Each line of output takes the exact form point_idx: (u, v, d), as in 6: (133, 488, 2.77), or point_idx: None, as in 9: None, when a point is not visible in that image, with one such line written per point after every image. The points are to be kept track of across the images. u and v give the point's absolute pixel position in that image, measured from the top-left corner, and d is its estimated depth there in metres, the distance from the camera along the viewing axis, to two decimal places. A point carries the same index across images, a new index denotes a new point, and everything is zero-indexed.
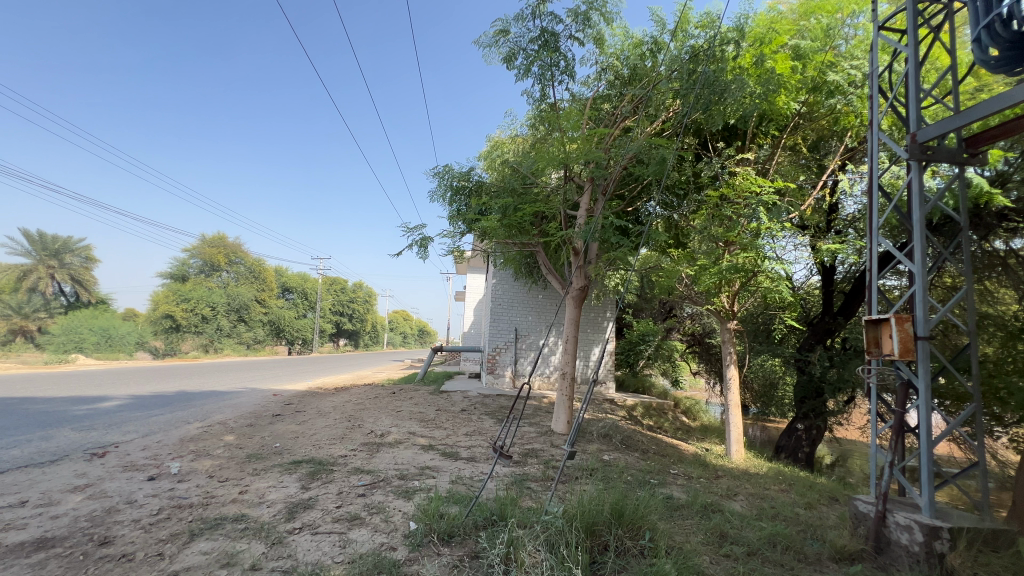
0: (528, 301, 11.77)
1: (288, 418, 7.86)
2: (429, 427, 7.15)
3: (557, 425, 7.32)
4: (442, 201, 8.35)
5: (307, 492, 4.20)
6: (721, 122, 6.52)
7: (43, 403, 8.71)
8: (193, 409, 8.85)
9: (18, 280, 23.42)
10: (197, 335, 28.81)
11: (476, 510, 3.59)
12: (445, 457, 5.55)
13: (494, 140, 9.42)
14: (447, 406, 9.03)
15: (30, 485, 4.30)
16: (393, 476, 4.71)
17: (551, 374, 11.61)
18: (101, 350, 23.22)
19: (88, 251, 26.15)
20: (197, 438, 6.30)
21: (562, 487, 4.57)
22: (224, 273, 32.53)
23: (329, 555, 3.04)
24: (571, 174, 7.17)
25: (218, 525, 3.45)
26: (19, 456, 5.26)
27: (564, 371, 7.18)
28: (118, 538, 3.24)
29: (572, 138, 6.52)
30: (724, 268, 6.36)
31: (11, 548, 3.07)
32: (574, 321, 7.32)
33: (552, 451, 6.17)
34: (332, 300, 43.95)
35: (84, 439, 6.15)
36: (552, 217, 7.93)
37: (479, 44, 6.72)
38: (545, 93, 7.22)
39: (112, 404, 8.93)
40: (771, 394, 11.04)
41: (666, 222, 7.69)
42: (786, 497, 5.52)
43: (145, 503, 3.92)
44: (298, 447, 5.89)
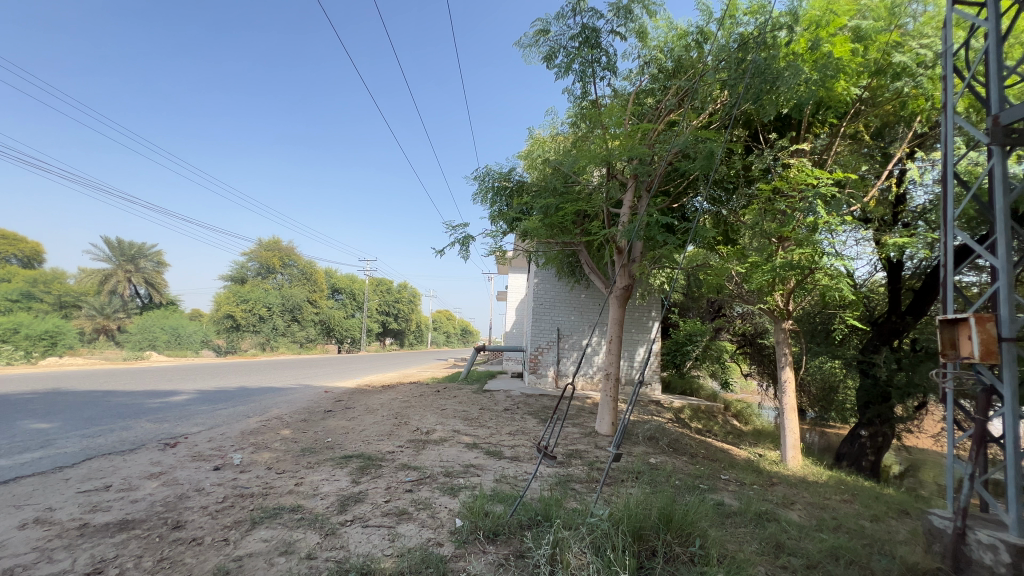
0: (571, 300, 11.68)
1: (339, 415, 8.19)
2: (473, 426, 7.24)
3: (602, 426, 7.22)
4: (483, 202, 8.45)
5: (357, 486, 4.36)
6: (773, 111, 6.20)
7: (122, 397, 9.49)
8: (252, 403, 9.37)
9: (100, 284, 25.90)
10: (255, 334, 30.50)
11: (520, 509, 3.60)
12: (488, 456, 5.59)
13: (535, 139, 9.43)
14: (489, 405, 9.10)
15: (113, 471, 4.69)
16: (439, 473, 4.80)
17: (595, 374, 11.50)
18: (171, 348, 25.02)
19: (159, 257, 28.48)
20: (257, 432, 6.66)
21: (607, 489, 4.49)
22: (279, 275, 34.56)
23: (378, 548, 3.13)
24: (614, 171, 7.05)
25: (277, 514, 3.64)
26: (104, 445, 5.75)
27: (608, 372, 7.08)
28: (188, 523, 3.47)
29: (615, 135, 6.41)
30: (779, 265, 6.06)
31: (99, 528, 3.36)
32: (618, 320, 7.18)
33: (596, 452, 6.10)
34: (379, 301, 45.43)
35: (159, 430, 6.64)
36: (594, 216, 7.85)
37: (519, 45, 6.81)
38: (586, 90, 7.15)
39: (181, 398, 9.62)
40: (830, 398, 10.44)
41: (714, 218, 7.47)
42: (849, 508, 5.19)
43: (211, 491, 4.18)
44: (348, 442, 6.11)
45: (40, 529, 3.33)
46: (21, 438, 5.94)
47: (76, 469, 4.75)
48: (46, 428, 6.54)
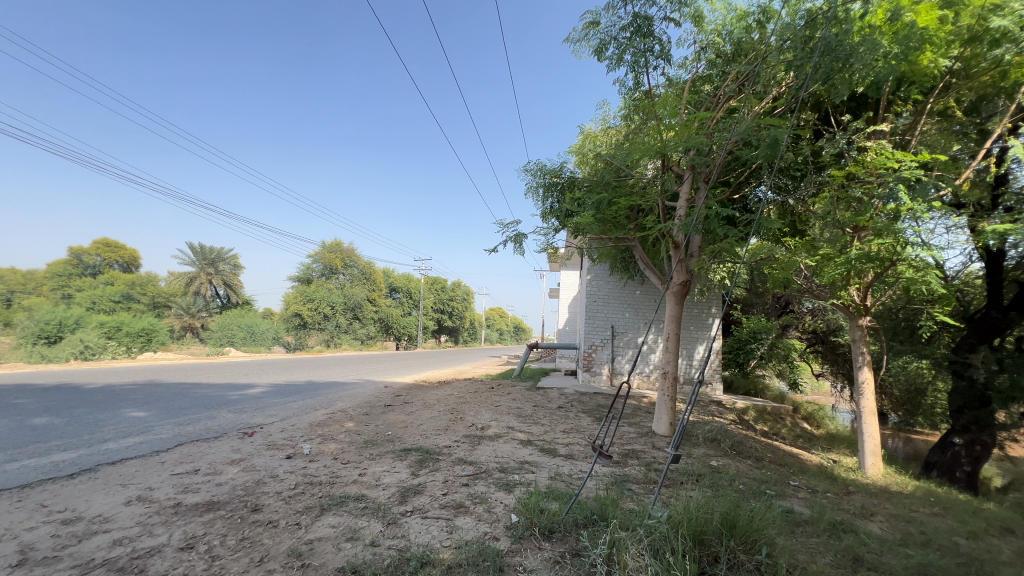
0: (625, 297, 11.44)
1: (399, 409, 8.52)
2: (527, 423, 7.29)
3: (659, 426, 7.02)
4: (535, 199, 8.46)
5: (416, 478, 4.52)
6: (847, 91, 5.74)
7: (207, 389, 10.41)
8: (319, 397, 9.94)
9: (186, 286, 28.51)
10: (321, 331, 32.31)
11: (576, 507, 3.58)
12: (543, 453, 5.60)
13: (587, 133, 9.30)
14: (543, 402, 9.13)
15: (200, 456, 5.16)
16: (493, 469, 4.87)
17: (651, 373, 11.22)
18: (247, 344, 27.04)
19: (235, 260, 30.90)
20: (324, 424, 7.07)
21: (666, 491, 4.36)
22: (341, 275, 36.51)
23: (437, 539, 3.23)
24: (669, 164, 6.82)
25: (343, 502, 3.84)
26: (192, 432, 6.33)
27: (665, 370, 6.89)
28: (265, 507, 3.75)
29: (670, 126, 6.19)
30: (854, 257, 5.61)
31: (190, 508, 3.71)
32: (676, 317, 6.95)
33: (654, 453, 5.94)
34: (434, 299, 46.71)
35: (238, 420, 7.21)
36: (649, 210, 7.66)
37: (569, 40, 6.75)
38: (639, 81, 6.96)
39: (256, 391, 10.40)
40: (916, 402, 9.58)
41: (780, 208, 7.09)
42: (940, 523, 4.72)
43: (284, 478, 4.49)
44: (407, 436, 6.34)
45: (142, 506, 3.71)
46: (125, 424, 6.67)
47: (170, 453, 5.26)
48: (145, 416, 7.30)
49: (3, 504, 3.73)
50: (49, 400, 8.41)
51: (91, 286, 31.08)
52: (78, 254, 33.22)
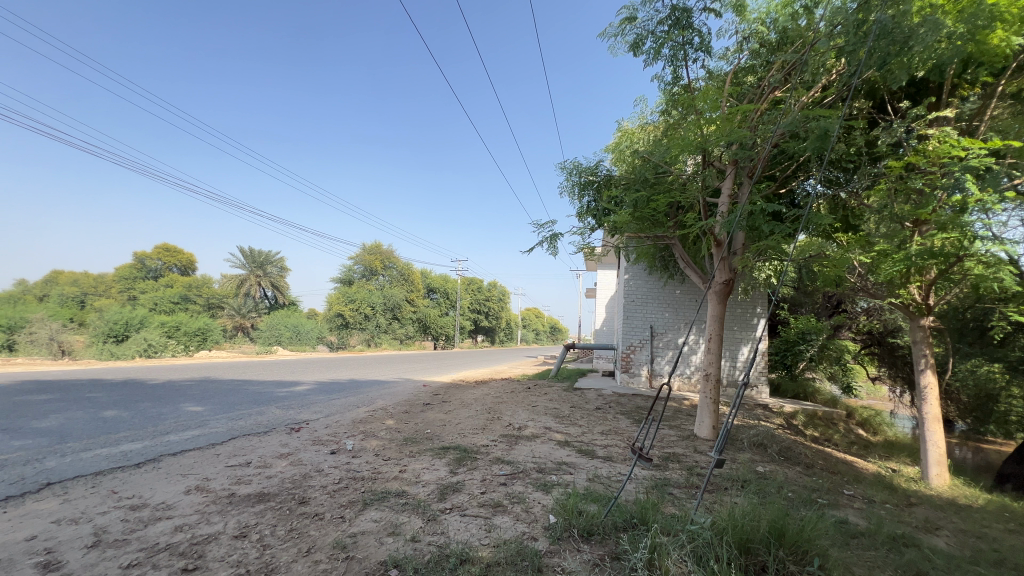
0: (664, 297, 11.17)
1: (437, 407, 8.66)
2: (564, 423, 7.24)
3: (701, 429, 6.82)
4: (571, 198, 8.40)
5: (455, 476, 4.58)
6: (905, 76, 5.38)
7: (257, 385, 10.94)
8: (360, 395, 10.25)
9: (237, 287, 30.09)
10: (362, 331, 33.31)
11: (615, 510, 3.53)
12: (581, 455, 5.54)
13: (623, 130, 9.16)
14: (581, 403, 9.04)
15: (252, 450, 5.42)
16: (531, 469, 4.87)
17: (692, 375, 10.92)
18: (293, 343, 28.18)
19: (282, 263, 32.31)
20: (366, 421, 7.28)
21: (709, 496, 4.22)
22: (381, 276, 37.53)
23: (476, 537, 3.26)
24: (710, 159, 6.63)
25: (384, 498, 3.94)
26: (244, 426, 6.66)
27: (707, 372, 6.70)
28: (312, 500, 3.89)
29: (710, 119, 5.99)
30: (914, 253, 5.27)
31: (243, 498, 3.90)
32: (719, 317, 6.73)
33: (696, 456, 5.77)
34: (470, 299, 47.20)
35: (286, 416, 7.54)
36: (689, 207, 7.47)
37: (605, 37, 6.66)
38: (678, 75, 6.79)
39: (302, 389, 10.84)
40: (987, 409, 8.89)
41: (830, 202, 6.75)
42: (1016, 541, 4.34)
43: (329, 472, 4.65)
44: (445, 434, 6.43)
45: (200, 495, 3.95)
46: (184, 417, 7.11)
47: (225, 446, 5.56)
48: (202, 410, 7.75)
49: (79, 489, 4.05)
50: (118, 394, 9.08)
51: (153, 289, 33.33)
52: (140, 258, 35.65)
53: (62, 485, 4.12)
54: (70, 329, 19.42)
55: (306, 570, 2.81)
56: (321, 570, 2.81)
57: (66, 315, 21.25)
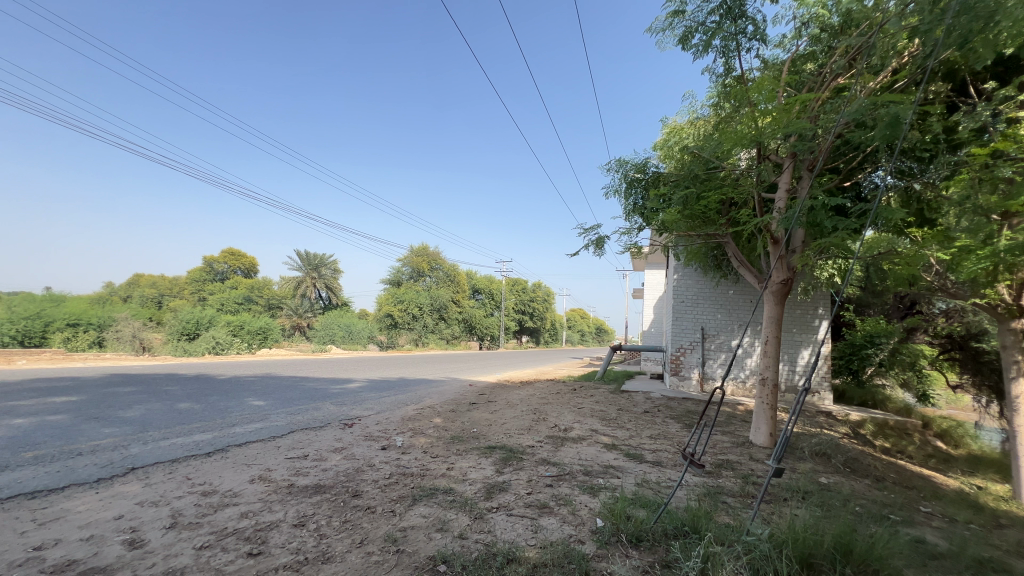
0: (716, 297, 10.74)
1: (483, 407, 8.74)
2: (611, 426, 7.12)
3: (757, 436, 6.50)
4: (618, 196, 8.25)
5: (502, 476, 4.61)
6: (991, 54, 4.87)
7: (314, 382, 11.50)
8: (409, 393, 10.53)
9: (295, 289, 31.78)
10: (410, 331, 34.21)
11: (665, 516, 3.43)
12: (629, 459, 5.43)
13: (671, 125, 8.89)
14: (628, 406, 8.85)
15: (309, 443, 5.70)
16: (577, 471, 4.82)
17: (747, 379, 10.43)
18: (346, 342, 29.32)
19: (335, 265, 33.80)
20: (414, 418, 7.46)
21: (766, 506, 4.00)
22: (427, 277, 38.50)
23: (523, 537, 3.26)
24: (766, 153, 6.32)
25: (433, 494, 4.02)
26: (302, 421, 7.02)
27: (763, 376, 6.39)
28: (364, 493, 4.04)
29: (766, 111, 5.70)
30: (1002, 249, 4.79)
31: (301, 489, 4.11)
32: (776, 319, 6.40)
33: (751, 464, 5.51)
34: (515, 300, 47.46)
35: (340, 412, 7.88)
36: (743, 203, 7.15)
37: (651, 31, 6.50)
38: (730, 66, 6.52)
39: (355, 386, 11.29)
40: None
41: (903, 195, 6.25)
42: None
43: (380, 467, 4.81)
44: (491, 434, 6.49)
45: (263, 485, 4.19)
46: (248, 411, 7.57)
47: (285, 439, 5.88)
48: (264, 405, 8.24)
49: (159, 474, 4.41)
50: (191, 388, 9.82)
51: (221, 290, 35.82)
52: (210, 262, 38.32)
53: (144, 470, 4.50)
54: (149, 326, 21.19)
55: (359, 561, 2.92)
56: (373, 561, 2.91)
57: (146, 315, 23.21)
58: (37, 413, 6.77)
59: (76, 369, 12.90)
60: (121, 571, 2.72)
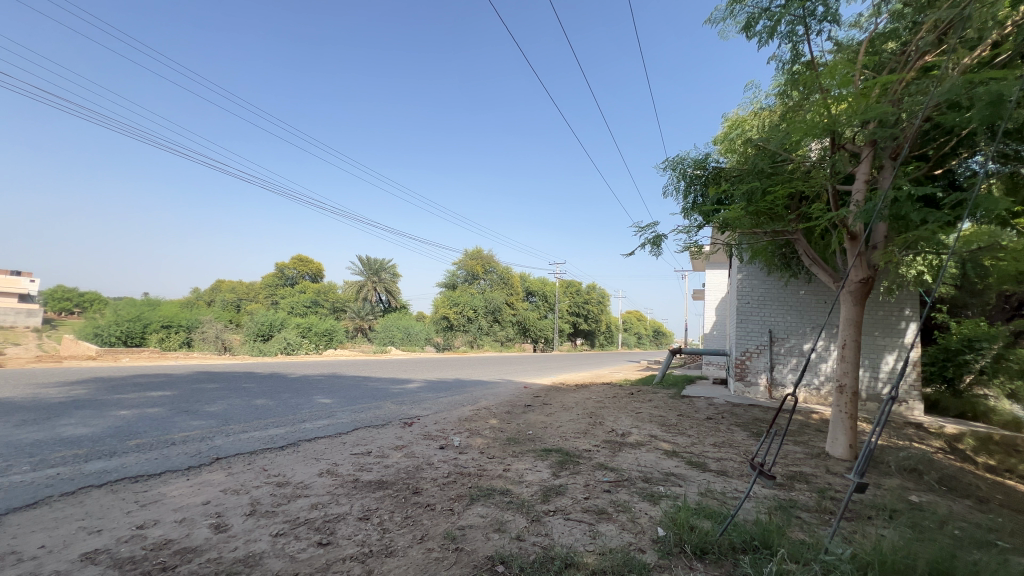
0: (786, 298, 10.08)
1: (538, 410, 8.73)
2: (671, 433, 6.87)
3: (834, 448, 6.01)
4: (677, 194, 7.99)
5: (558, 479, 4.57)
6: None
7: (376, 382, 12.01)
8: (465, 394, 10.73)
9: (358, 293, 33.46)
10: (465, 333, 34.91)
11: (732, 529, 3.25)
12: (691, 467, 5.21)
13: (733, 118, 8.51)
14: (689, 412, 8.50)
15: (372, 440, 5.95)
16: (636, 478, 4.68)
17: (822, 386, 9.71)
18: (405, 344, 30.30)
19: (394, 269, 35.26)
20: (471, 419, 7.58)
21: (846, 524, 3.69)
22: (482, 280, 39.32)
23: (580, 541, 3.22)
24: (840, 142, 5.88)
25: (490, 495, 4.06)
26: (365, 419, 7.33)
27: (841, 383, 5.92)
28: (424, 491, 4.15)
29: (840, 97, 5.29)
30: None
31: (366, 484, 4.29)
32: (855, 320, 5.90)
33: (828, 478, 5.11)
34: (569, 302, 47.15)
35: (400, 410, 8.16)
36: (814, 197, 6.69)
37: (711, 22, 6.25)
38: (799, 51, 6.13)
39: (413, 386, 11.68)
40: None
41: (1006, 182, 5.60)
42: None
43: (439, 466, 4.93)
44: (547, 436, 6.46)
45: (330, 478, 4.42)
46: (317, 408, 8.04)
47: (350, 435, 6.17)
48: (330, 402, 8.70)
49: (240, 464, 4.78)
50: (266, 385, 10.58)
51: (291, 294, 38.38)
52: (281, 268, 41.11)
53: (228, 461, 4.89)
54: (230, 328, 23.14)
55: (420, 556, 3.00)
56: (433, 558, 2.98)
57: (227, 317, 25.32)
58: (138, 405, 7.56)
59: (169, 366, 14.29)
60: (209, 552, 2.97)
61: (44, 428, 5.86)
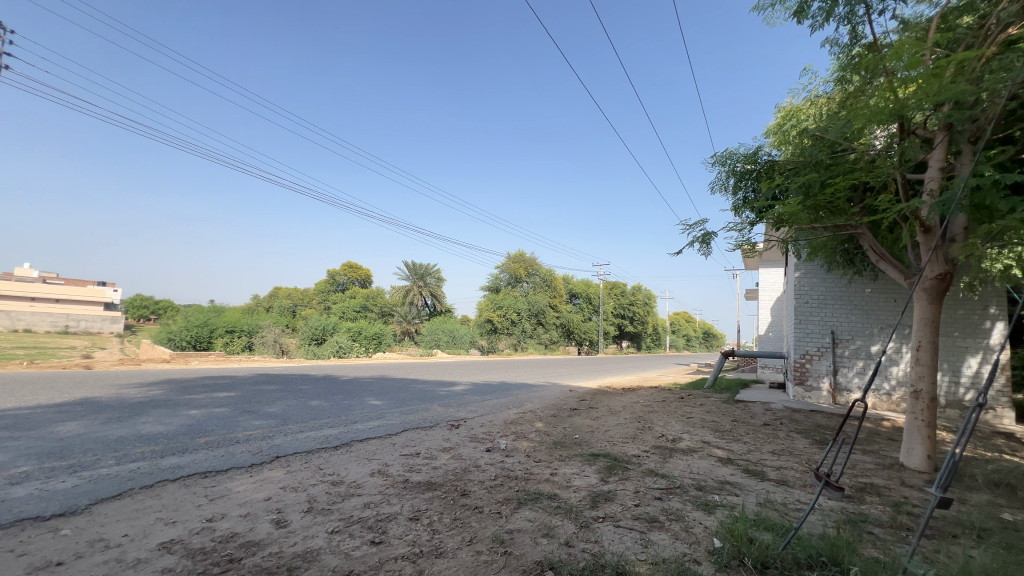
0: (849, 297, 9.44)
1: (584, 413, 8.60)
2: (726, 439, 6.57)
3: (910, 459, 5.54)
4: (726, 191, 7.68)
5: (606, 485, 4.48)
6: None
7: (423, 385, 12.27)
8: (510, 397, 10.76)
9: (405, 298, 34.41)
10: (509, 336, 35.11)
11: (795, 543, 3.06)
12: (747, 475, 4.95)
13: (786, 108, 8.10)
14: (744, 418, 8.11)
15: (420, 442, 6.07)
16: (689, 485, 4.51)
17: (893, 391, 9.01)
18: (450, 347, 30.74)
19: (439, 274, 36.00)
20: (517, 422, 7.58)
21: (927, 542, 3.38)
22: (525, 282, 39.47)
23: (632, 550, 3.13)
24: (910, 128, 5.45)
25: (537, 499, 4.03)
26: (413, 420, 7.49)
27: (917, 389, 5.46)
28: (472, 493, 4.18)
29: (907, 79, 4.90)
30: None
31: (415, 485, 4.38)
32: (931, 320, 5.43)
33: (904, 491, 4.71)
34: (614, 303, 46.38)
35: (447, 413, 8.28)
36: (880, 188, 6.23)
37: (759, 9, 5.97)
38: (858, 33, 5.75)
39: (459, 389, 11.82)
40: None
41: None
42: None
43: (486, 469, 4.95)
44: (594, 441, 6.35)
45: (381, 478, 4.54)
46: (367, 409, 8.30)
47: (399, 437, 6.32)
48: (380, 404, 8.96)
49: (297, 463, 5.00)
50: (320, 387, 11.04)
51: (342, 300, 39.97)
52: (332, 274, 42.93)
53: (286, 459, 5.13)
54: (287, 333, 24.40)
55: (470, 558, 3.02)
56: (482, 561, 2.98)
57: (284, 322, 26.70)
58: (206, 406, 8.09)
59: (233, 369, 15.21)
60: (270, 546, 3.11)
61: (126, 426, 6.39)
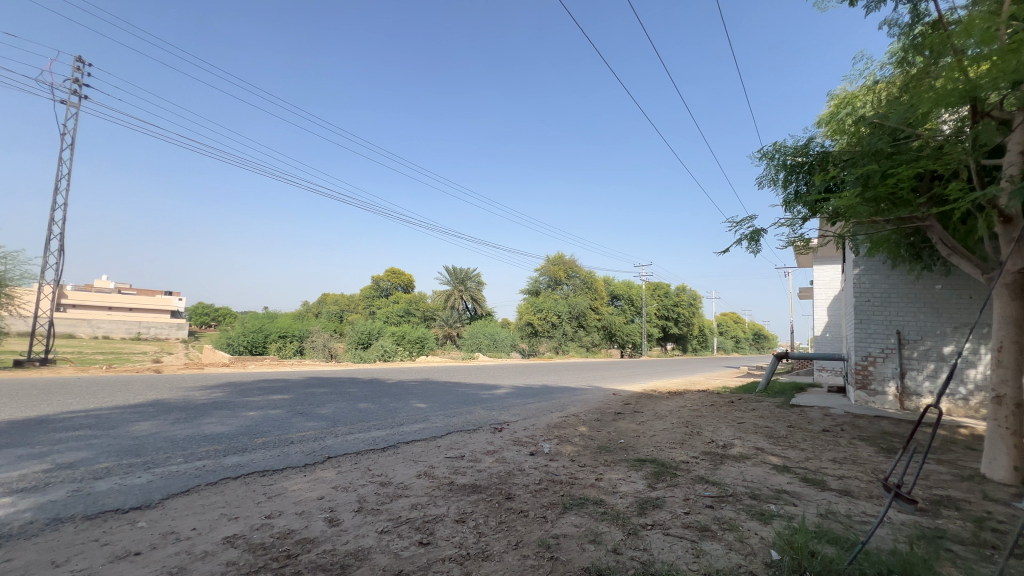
0: (917, 294, 8.78)
1: (629, 418, 8.43)
2: (781, 446, 6.25)
3: (993, 471, 5.06)
4: (775, 185, 7.34)
5: (654, 491, 4.36)
6: None
7: (466, 388, 12.42)
8: (552, 400, 10.70)
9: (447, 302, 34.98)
10: (549, 339, 34.95)
11: (863, 558, 2.86)
12: (807, 484, 4.69)
13: (839, 96, 7.67)
14: (800, 423, 7.70)
15: (465, 445, 6.13)
16: (743, 493, 4.32)
17: (970, 396, 8.31)
18: (491, 350, 30.93)
19: (479, 278, 36.38)
20: (560, 426, 7.53)
21: (1016, 563, 3.08)
22: (565, 285, 39.21)
23: (683, 559, 3.03)
24: (983, 110, 5.02)
25: (582, 504, 3.98)
26: (457, 423, 7.59)
27: (999, 394, 4.99)
28: (517, 497, 4.18)
29: (979, 57, 4.52)
30: None
31: (461, 487, 4.43)
32: (1015, 318, 4.96)
33: (987, 505, 4.32)
34: (657, 304, 45.27)
35: (490, 416, 8.33)
36: (950, 176, 5.77)
37: None
38: (920, 11, 5.36)
39: (501, 392, 11.89)
40: None
41: None
42: None
43: (530, 472, 4.94)
44: (640, 446, 6.21)
45: (428, 480, 4.62)
46: (413, 412, 8.48)
47: (444, 439, 6.42)
48: (425, 407, 9.13)
49: (348, 463, 5.18)
50: (367, 390, 11.40)
51: (386, 305, 41.16)
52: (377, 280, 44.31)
53: (337, 460, 5.32)
54: (335, 338, 25.38)
55: (516, 562, 3.01)
56: (529, 565, 2.97)
57: (332, 327, 27.78)
58: (263, 407, 8.55)
59: (286, 372, 15.98)
60: (324, 544, 3.23)
61: (192, 426, 6.83)
